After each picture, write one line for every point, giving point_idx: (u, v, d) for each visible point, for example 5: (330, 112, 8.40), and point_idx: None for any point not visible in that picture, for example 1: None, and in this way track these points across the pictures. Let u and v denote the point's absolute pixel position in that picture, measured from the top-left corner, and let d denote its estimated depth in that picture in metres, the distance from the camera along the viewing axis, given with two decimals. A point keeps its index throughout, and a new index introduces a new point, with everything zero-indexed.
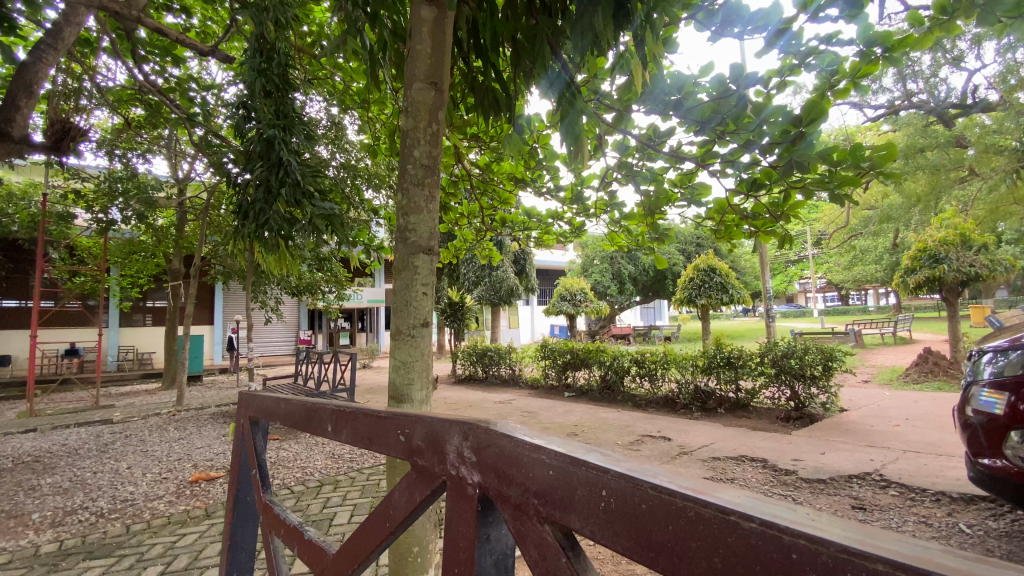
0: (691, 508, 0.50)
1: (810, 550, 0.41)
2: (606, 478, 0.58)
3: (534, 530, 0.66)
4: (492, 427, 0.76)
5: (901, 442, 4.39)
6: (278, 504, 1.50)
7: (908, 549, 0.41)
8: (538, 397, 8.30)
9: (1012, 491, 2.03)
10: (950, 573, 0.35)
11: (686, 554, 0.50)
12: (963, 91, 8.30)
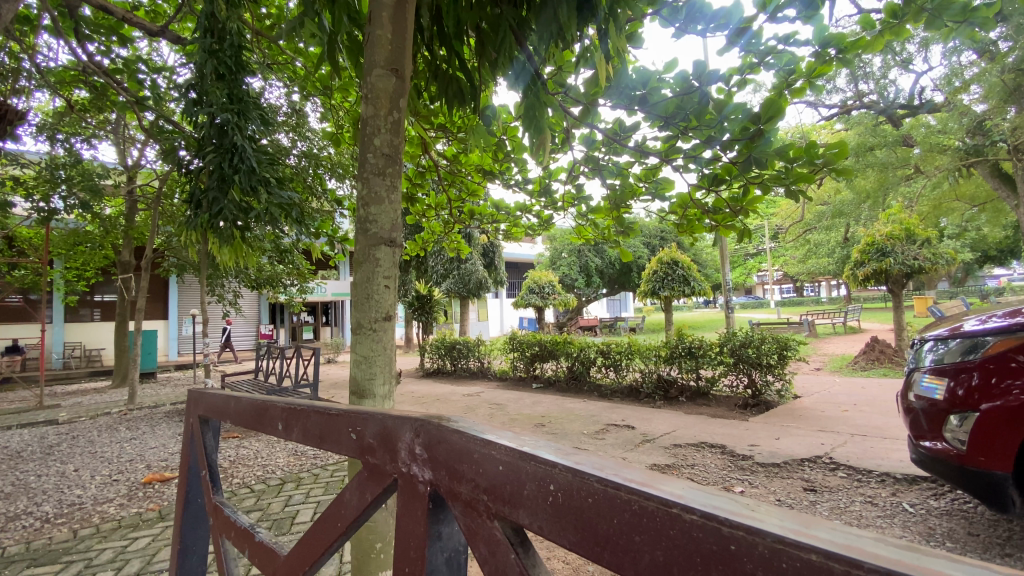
0: (636, 502, 0.50)
1: (748, 541, 0.41)
2: (555, 473, 0.58)
3: (484, 526, 0.66)
4: (444, 424, 0.75)
5: (849, 427, 4.62)
6: (228, 506, 1.45)
7: (838, 537, 0.43)
8: (506, 389, 8.33)
9: (949, 471, 2.15)
10: (873, 560, 0.37)
11: (629, 547, 0.50)
12: (911, 92, 8.72)
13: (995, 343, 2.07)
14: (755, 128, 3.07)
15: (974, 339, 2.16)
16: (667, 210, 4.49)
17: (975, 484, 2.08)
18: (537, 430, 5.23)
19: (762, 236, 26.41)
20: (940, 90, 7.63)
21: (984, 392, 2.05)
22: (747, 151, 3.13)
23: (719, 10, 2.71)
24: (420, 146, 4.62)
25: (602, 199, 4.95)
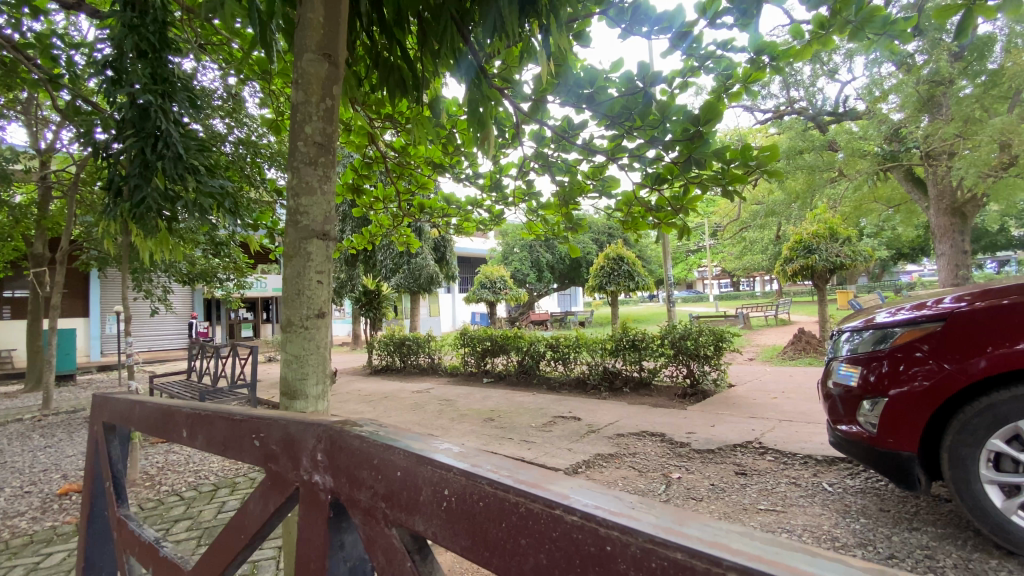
0: (522, 505, 0.54)
1: (622, 542, 0.46)
2: (450, 478, 0.62)
3: (382, 535, 0.68)
4: (347, 432, 0.76)
5: (777, 413, 4.93)
6: (134, 519, 1.36)
7: (706, 532, 0.48)
8: (456, 384, 8.29)
9: (862, 453, 2.32)
10: (726, 555, 0.42)
11: (514, 549, 0.54)
12: (836, 100, 9.39)
13: (902, 333, 2.26)
14: (695, 130, 3.16)
15: (884, 330, 2.34)
16: (613, 207, 4.62)
17: (884, 464, 2.25)
18: (486, 425, 5.23)
19: (703, 233, 27.65)
20: (863, 99, 8.22)
21: (892, 378, 2.23)
22: (688, 151, 3.26)
23: (661, 14, 2.80)
24: (366, 137, 4.49)
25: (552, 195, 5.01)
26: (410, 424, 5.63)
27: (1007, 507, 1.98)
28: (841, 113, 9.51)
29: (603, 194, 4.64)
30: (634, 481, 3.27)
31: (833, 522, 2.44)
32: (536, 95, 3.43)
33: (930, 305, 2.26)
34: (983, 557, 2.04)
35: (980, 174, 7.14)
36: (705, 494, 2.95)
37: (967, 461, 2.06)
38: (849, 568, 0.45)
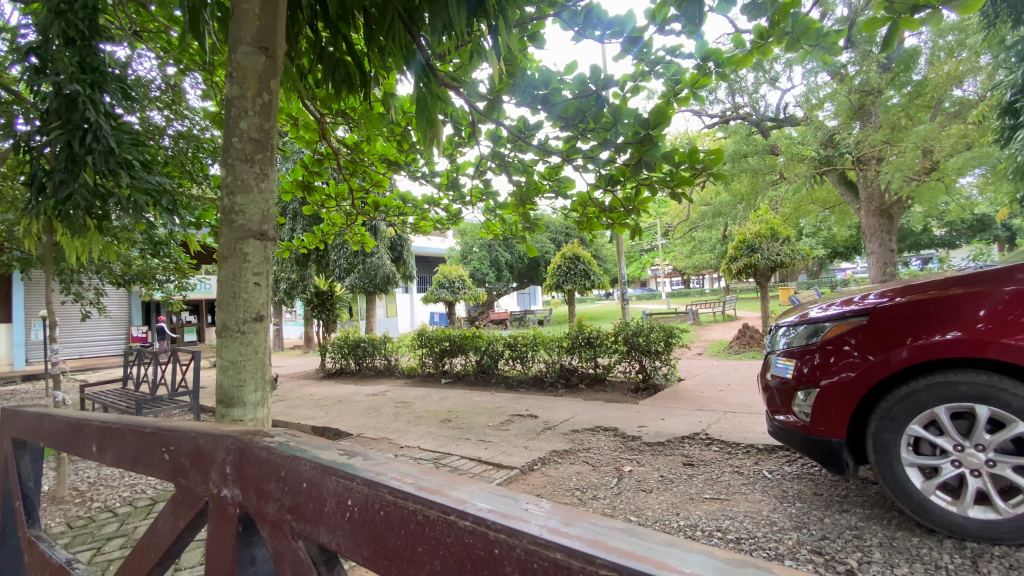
0: (420, 512, 0.58)
1: (509, 544, 0.50)
2: (352, 489, 0.65)
3: (290, 548, 0.70)
4: (255, 444, 0.78)
5: (723, 405, 5.15)
6: (47, 539, 1.27)
7: (589, 531, 0.52)
8: (413, 385, 8.17)
9: (796, 441, 2.46)
10: (597, 551, 0.46)
11: (412, 554, 0.58)
12: (777, 107, 9.89)
13: (832, 327, 2.41)
14: (646, 133, 3.27)
15: (816, 325, 2.49)
16: (569, 208, 4.69)
17: (815, 450, 2.40)
18: (443, 426, 5.18)
19: (655, 232, 28.46)
20: (801, 106, 8.69)
21: (823, 369, 2.38)
22: (639, 154, 3.34)
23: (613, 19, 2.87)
24: (316, 133, 4.35)
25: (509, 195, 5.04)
26: (364, 427, 5.50)
27: (925, 487, 2.13)
28: (782, 120, 10.01)
29: (558, 194, 4.70)
30: (588, 475, 3.33)
31: (772, 507, 2.57)
32: (492, 95, 3.42)
33: (857, 300, 2.42)
34: (904, 534, 2.20)
35: (905, 178, 7.69)
36: (655, 485, 3.04)
37: (890, 445, 2.21)
38: (711, 556, 0.50)
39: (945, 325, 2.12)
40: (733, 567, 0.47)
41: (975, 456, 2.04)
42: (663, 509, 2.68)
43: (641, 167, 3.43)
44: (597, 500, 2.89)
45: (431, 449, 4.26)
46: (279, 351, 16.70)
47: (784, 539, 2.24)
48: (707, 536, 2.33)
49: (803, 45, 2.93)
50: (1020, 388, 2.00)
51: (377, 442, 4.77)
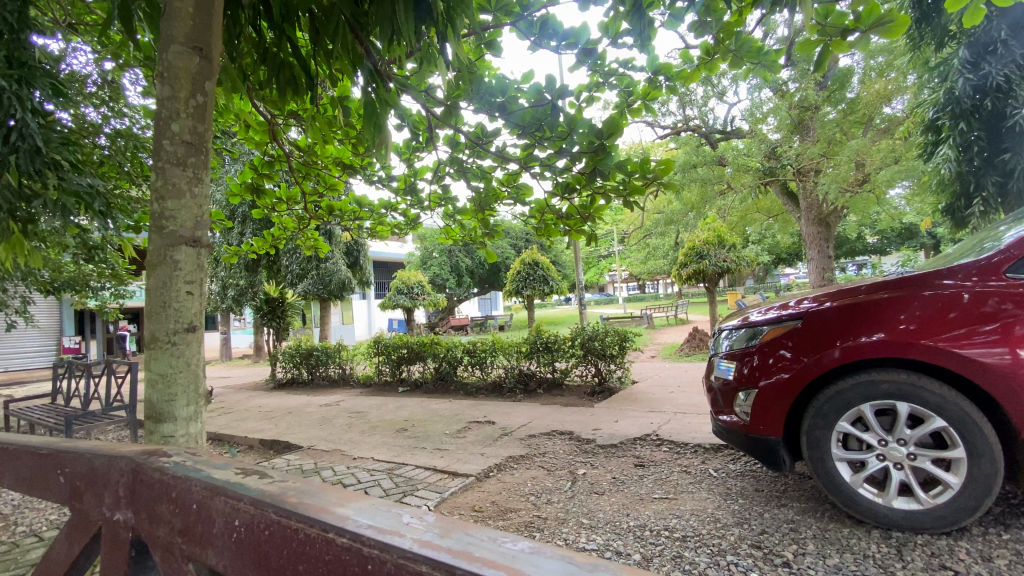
0: (304, 532, 0.69)
1: (381, 559, 0.61)
2: (240, 511, 0.76)
3: (181, 564, 0.82)
4: (148, 467, 0.90)
5: (674, 406, 5.32)
6: None
7: (459, 543, 0.62)
8: (369, 395, 7.99)
9: (738, 440, 2.57)
10: (451, 561, 0.57)
11: (294, 570, 0.68)
12: (725, 119, 10.36)
13: (769, 330, 2.54)
14: (600, 143, 3.35)
15: (755, 328, 2.62)
16: (527, 214, 4.75)
17: (755, 448, 2.51)
18: (399, 435, 5.08)
19: (612, 238, 29.05)
20: (746, 119, 9.14)
21: (762, 370, 2.50)
22: (593, 163, 3.45)
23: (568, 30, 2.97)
24: (267, 134, 4.20)
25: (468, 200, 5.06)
26: (317, 439, 5.32)
27: (854, 481, 2.28)
28: (729, 132, 10.49)
29: (517, 200, 4.74)
30: (543, 480, 3.35)
31: (715, 504, 2.67)
32: (450, 100, 3.43)
33: (793, 305, 2.55)
34: (835, 525, 2.33)
35: (840, 190, 8.23)
36: (607, 487, 3.09)
37: (821, 442, 2.34)
38: (555, 554, 0.61)
39: (870, 327, 2.25)
40: (585, 569, 0.56)
41: (898, 450, 2.19)
42: (614, 510, 2.73)
43: (595, 175, 3.54)
44: (550, 504, 2.90)
45: (385, 459, 4.17)
46: (227, 361, 15.94)
47: (726, 535, 2.33)
48: (655, 535, 2.39)
49: (745, 61, 3.11)
50: (937, 386, 2.15)
51: (330, 454, 4.62)
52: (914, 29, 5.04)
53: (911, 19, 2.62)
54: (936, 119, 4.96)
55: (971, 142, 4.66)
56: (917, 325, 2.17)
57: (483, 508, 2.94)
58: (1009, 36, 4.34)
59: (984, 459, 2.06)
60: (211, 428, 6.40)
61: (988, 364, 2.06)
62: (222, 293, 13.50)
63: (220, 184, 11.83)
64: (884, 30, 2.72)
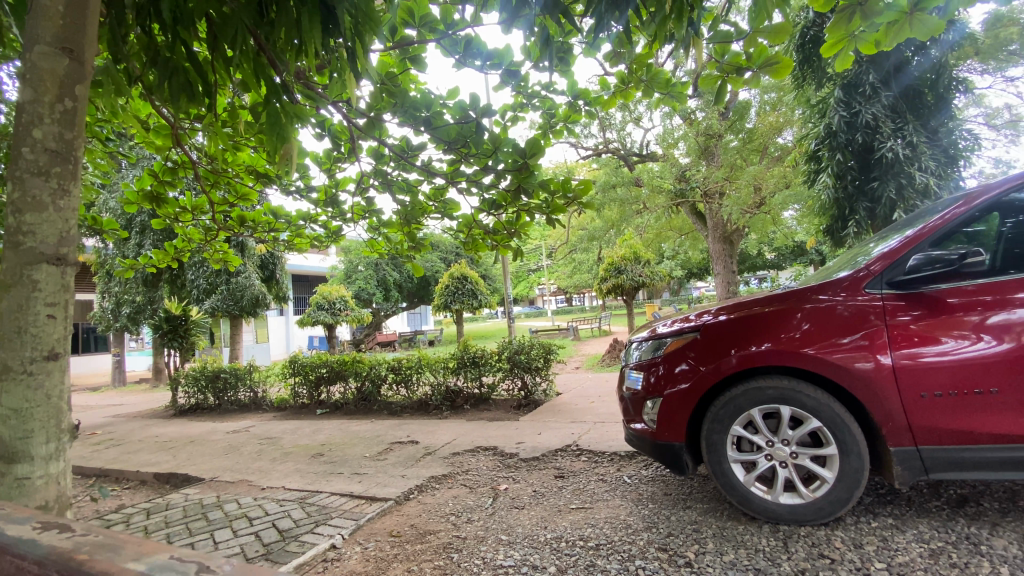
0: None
1: None
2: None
3: None
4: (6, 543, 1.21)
5: (594, 415, 5.51)
6: None
7: None
8: (284, 419, 7.51)
9: (647, 447, 2.72)
10: None
11: None
12: (641, 143, 11.02)
13: (672, 342, 2.73)
14: (523, 162, 3.49)
15: (660, 340, 2.81)
16: (454, 228, 4.81)
17: (661, 454, 2.67)
18: (314, 461, 4.81)
19: (540, 253, 29.69)
20: (659, 144, 9.81)
21: (667, 380, 2.67)
22: (518, 180, 3.60)
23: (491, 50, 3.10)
24: (170, 138, 3.86)
25: (394, 214, 5.00)
26: (221, 470, 4.90)
27: (747, 480, 2.48)
28: (644, 155, 11.16)
29: (444, 214, 4.77)
30: (464, 498, 3.31)
31: (628, 511, 2.78)
32: (373, 111, 3.40)
33: (694, 318, 2.75)
34: (732, 523, 2.52)
35: (741, 211, 9.05)
36: (527, 501, 3.12)
37: (718, 445, 2.52)
38: None
39: (760, 338, 2.47)
40: None
41: (782, 449, 2.42)
42: (533, 524, 2.76)
43: (520, 192, 3.73)
44: (470, 523, 2.87)
45: (297, 488, 3.92)
46: (120, 387, 14.32)
47: (636, 540, 2.43)
48: (570, 546, 2.44)
49: (657, 90, 3.39)
50: (812, 390, 2.40)
51: (235, 486, 4.27)
52: (799, 70, 5.70)
53: (793, 61, 2.96)
54: (818, 150, 5.62)
55: (845, 171, 5.31)
56: (797, 335, 2.41)
57: (400, 533, 2.84)
58: (874, 80, 5.07)
59: (852, 454, 2.32)
60: (96, 463, 5.70)
61: (855, 370, 2.32)
62: (115, 310, 12.17)
63: (114, 191, 10.75)
64: (771, 71, 3.06)
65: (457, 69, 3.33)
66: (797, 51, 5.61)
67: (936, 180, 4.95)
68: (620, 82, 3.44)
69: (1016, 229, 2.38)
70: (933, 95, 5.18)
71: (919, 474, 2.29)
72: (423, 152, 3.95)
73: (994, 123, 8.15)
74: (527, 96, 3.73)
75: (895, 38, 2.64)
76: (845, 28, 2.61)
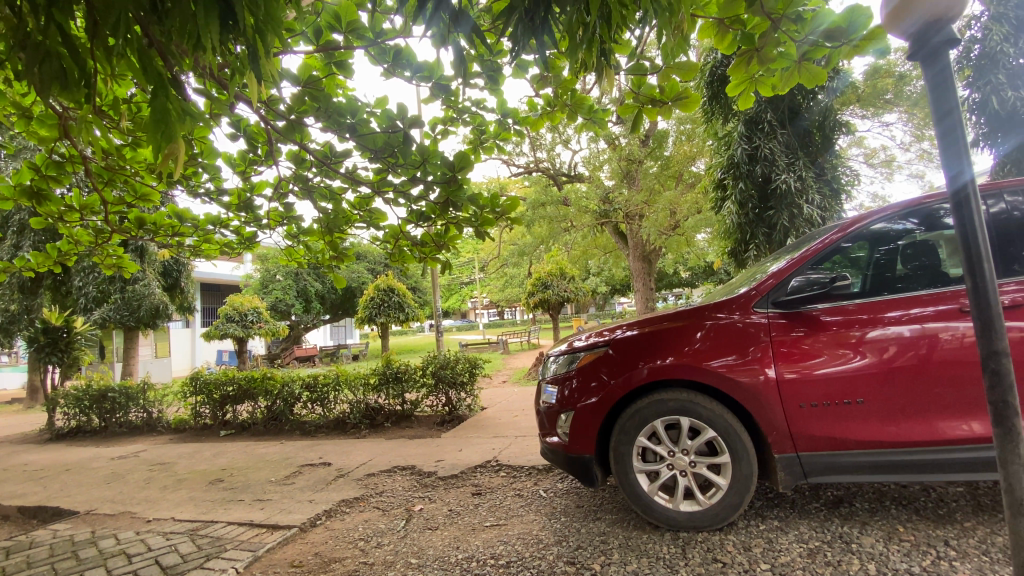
0: None
1: None
2: None
3: None
4: None
5: (516, 430, 5.54)
6: None
7: None
8: (182, 442, 6.85)
9: (560, 459, 2.80)
10: None
11: None
12: (569, 163, 11.41)
13: (585, 356, 2.84)
14: (452, 176, 3.52)
15: (574, 354, 2.91)
16: (381, 239, 4.71)
17: (573, 466, 2.75)
18: (212, 488, 4.41)
19: (472, 267, 29.63)
20: (585, 166, 10.21)
21: (579, 393, 2.77)
22: (447, 193, 3.63)
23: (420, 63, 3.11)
24: (56, 129, 3.46)
25: (316, 221, 4.80)
26: (100, 502, 4.35)
27: (650, 490, 2.59)
28: (573, 175, 11.55)
29: (370, 224, 4.66)
30: (376, 522, 3.18)
31: (541, 525, 2.81)
32: (294, 114, 3.28)
33: (605, 333, 2.88)
34: (637, 533, 2.61)
35: (659, 232, 9.61)
36: (441, 521, 3.05)
37: (625, 456, 2.63)
38: None
39: (664, 352, 2.62)
40: None
41: (682, 458, 2.55)
42: (445, 545, 2.70)
43: (449, 205, 3.76)
44: (380, 547, 2.76)
45: (189, 519, 3.56)
46: None
47: (546, 555, 2.45)
48: (481, 565, 2.41)
49: (582, 113, 3.55)
50: (708, 402, 2.56)
51: (115, 519, 3.81)
52: (708, 105, 6.19)
53: (700, 96, 3.21)
54: (724, 178, 6.12)
55: (746, 200, 5.79)
56: (697, 350, 2.58)
57: (304, 563, 2.67)
58: (772, 119, 5.62)
59: (743, 462, 2.49)
60: None
61: (746, 383, 2.52)
62: None
63: None
64: (681, 104, 3.29)
65: (385, 78, 3.34)
66: (706, 87, 6.12)
67: (821, 212, 5.56)
68: (548, 104, 3.57)
69: (889, 256, 2.64)
70: (820, 135, 5.84)
71: (799, 478, 2.51)
72: (348, 160, 3.84)
73: (871, 162, 9.28)
74: (458, 111, 3.76)
75: (786, 83, 2.97)
76: (745, 70, 2.85)
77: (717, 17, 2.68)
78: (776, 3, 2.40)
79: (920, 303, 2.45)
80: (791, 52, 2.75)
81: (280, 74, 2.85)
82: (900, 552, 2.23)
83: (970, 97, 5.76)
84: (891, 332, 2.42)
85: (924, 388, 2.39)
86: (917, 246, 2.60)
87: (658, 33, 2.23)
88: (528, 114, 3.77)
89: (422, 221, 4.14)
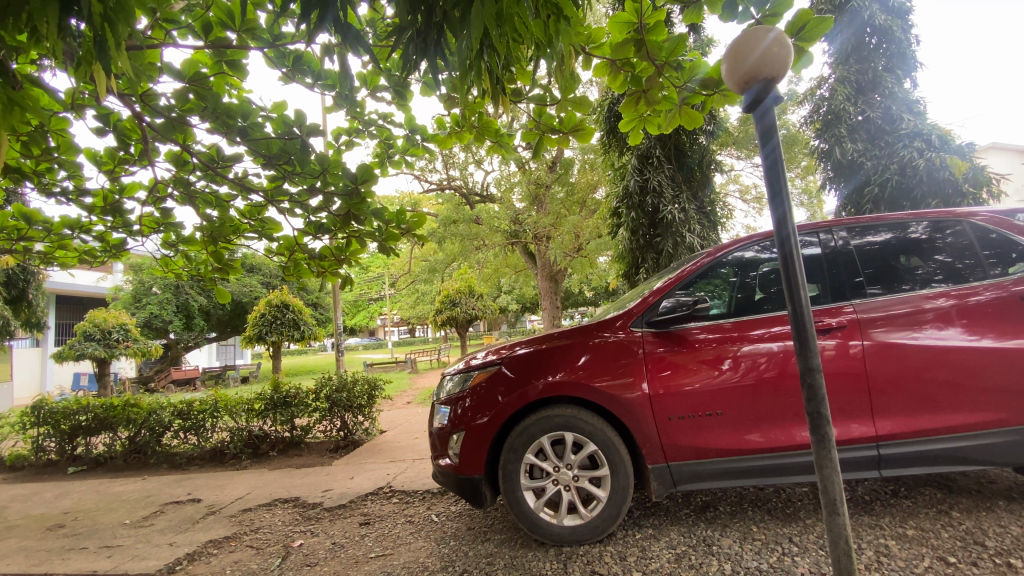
0: None
1: None
2: None
3: None
4: None
5: (414, 453, 5.37)
6: None
7: None
8: (14, 483, 5.77)
9: (451, 481, 2.76)
10: None
11: None
12: (481, 183, 11.55)
13: (477, 375, 2.86)
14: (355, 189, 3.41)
15: (468, 372, 2.92)
16: (274, 250, 4.40)
17: (462, 487, 2.74)
18: (49, 535, 3.77)
19: (381, 283, 28.64)
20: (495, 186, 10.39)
21: (470, 413, 2.77)
22: (348, 205, 3.54)
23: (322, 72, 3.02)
24: None
25: (198, 230, 4.39)
26: None
27: (536, 506, 2.65)
28: (484, 196, 11.72)
29: (261, 234, 4.34)
30: (248, 562, 2.90)
31: (427, 552, 2.74)
32: (176, 111, 3.00)
33: (499, 351, 2.92)
34: (523, 551, 2.64)
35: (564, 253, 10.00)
36: (322, 556, 2.85)
37: (513, 474, 2.66)
38: None
39: (554, 369, 2.71)
40: None
41: (566, 473, 2.64)
42: None
43: (351, 218, 3.65)
44: None
45: (12, 574, 2.99)
46: None
47: None
48: None
49: (486, 135, 3.62)
50: (591, 418, 2.68)
51: None
52: (606, 137, 6.62)
53: (594, 129, 3.42)
54: (619, 206, 6.55)
55: (638, 227, 6.25)
56: (582, 367, 2.71)
57: None
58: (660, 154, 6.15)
59: (620, 473, 2.62)
60: None
61: (626, 398, 2.68)
62: None
63: None
64: (577, 135, 3.48)
65: (284, 83, 3.17)
66: (604, 121, 6.54)
67: (701, 240, 6.11)
68: (455, 124, 3.60)
69: (752, 282, 2.94)
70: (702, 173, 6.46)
71: (669, 486, 2.70)
72: (238, 164, 3.58)
73: (745, 199, 10.47)
74: (362, 123, 3.67)
75: (669, 122, 3.25)
76: (635, 108, 3.11)
77: (610, 59, 2.89)
78: (661, 53, 2.66)
79: (773, 323, 2.77)
80: (674, 95, 3.03)
81: (157, 68, 2.61)
82: (752, 551, 2.46)
83: (820, 146, 6.76)
84: (748, 350, 2.71)
85: (774, 400, 2.69)
86: (776, 273, 2.92)
87: (551, 67, 2.35)
88: (435, 132, 3.77)
89: (321, 233, 3.95)
